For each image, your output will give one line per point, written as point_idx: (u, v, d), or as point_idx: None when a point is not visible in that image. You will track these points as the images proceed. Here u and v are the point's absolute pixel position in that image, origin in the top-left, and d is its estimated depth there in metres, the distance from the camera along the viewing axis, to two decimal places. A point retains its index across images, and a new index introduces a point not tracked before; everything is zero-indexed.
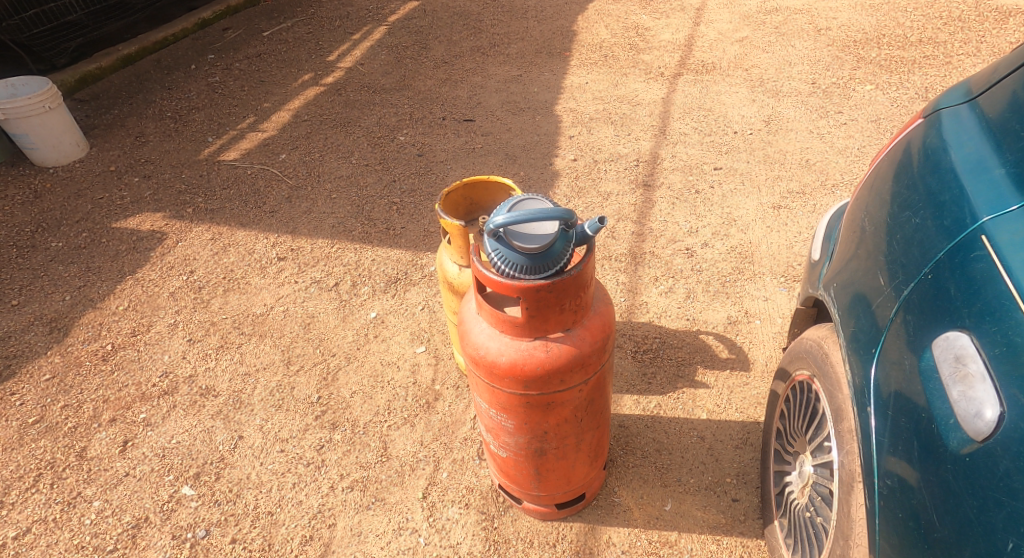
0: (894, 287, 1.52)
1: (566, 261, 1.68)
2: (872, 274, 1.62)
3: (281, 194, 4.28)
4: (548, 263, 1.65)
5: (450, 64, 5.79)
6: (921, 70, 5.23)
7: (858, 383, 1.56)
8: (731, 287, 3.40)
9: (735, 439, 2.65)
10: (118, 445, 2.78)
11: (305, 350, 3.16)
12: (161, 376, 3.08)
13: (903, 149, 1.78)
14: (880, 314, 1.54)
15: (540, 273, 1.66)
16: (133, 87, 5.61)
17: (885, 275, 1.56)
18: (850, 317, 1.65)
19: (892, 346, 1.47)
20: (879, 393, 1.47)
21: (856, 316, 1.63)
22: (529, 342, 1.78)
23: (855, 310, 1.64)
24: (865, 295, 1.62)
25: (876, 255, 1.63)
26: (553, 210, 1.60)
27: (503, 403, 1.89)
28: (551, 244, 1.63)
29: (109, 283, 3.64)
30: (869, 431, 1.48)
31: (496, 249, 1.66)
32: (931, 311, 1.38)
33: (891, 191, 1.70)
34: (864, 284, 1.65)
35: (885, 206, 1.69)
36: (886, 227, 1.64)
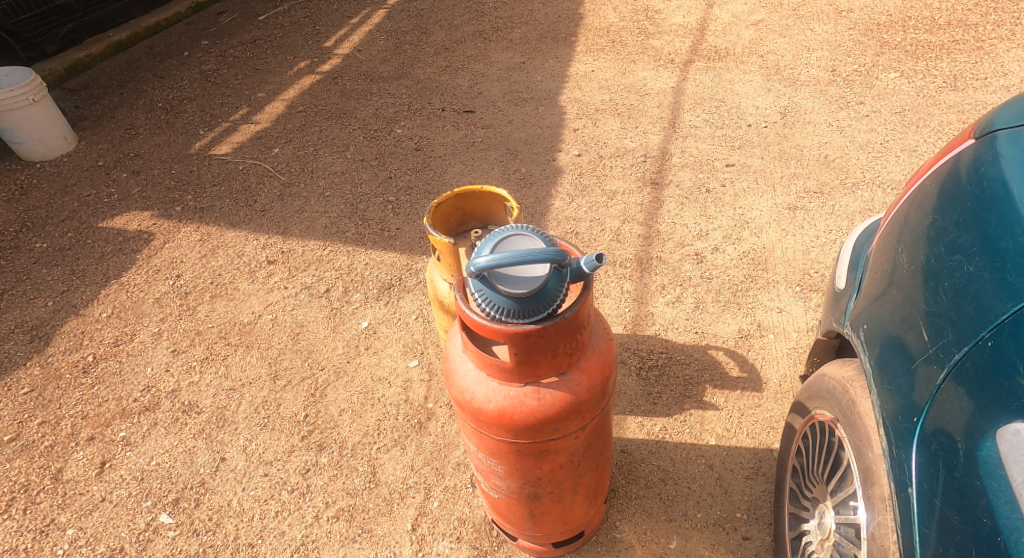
0: (941, 347, 1.33)
1: (560, 301, 1.48)
2: (911, 325, 1.42)
3: (273, 192, 4.09)
4: (539, 307, 1.45)
5: (451, 50, 5.55)
6: (950, 56, 4.94)
7: (895, 452, 1.38)
8: (743, 297, 3.21)
9: (746, 468, 2.48)
10: (95, 467, 2.63)
11: (293, 364, 3.00)
12: (143, 390, 2.92)
13: (947, 173, 1.56)
14: (923, 377, 1.35)
15: (529, 316, 1.46)
16: (125, 75, 5.42)
17: (929, 330, 1.37)
18: (882, 368, 1.47)
19: (942, 419, 1.29)
20: (922, 471, 1.31)
21: (889, 370, 1.44)
22: (519, 389, 1.58)
23: (890, 365, 1.45)
24: (901, 348, 1.43)
25: (915, 302, 1.44)
26: (547, 251, 1.38)
27: (493, 450, 1.70)
28: (542, 286, 1.42)
29: (94, 288, 3.48)
30: (911, 517, 1.32)
31: (480, 291, 1.45)
32: (993, 391, 1.22)
33: (934, 225, 1.49)
34: (899, 334, 1.45)
35: (927, 241, 1.48)
36: (927, 269, 1.44)
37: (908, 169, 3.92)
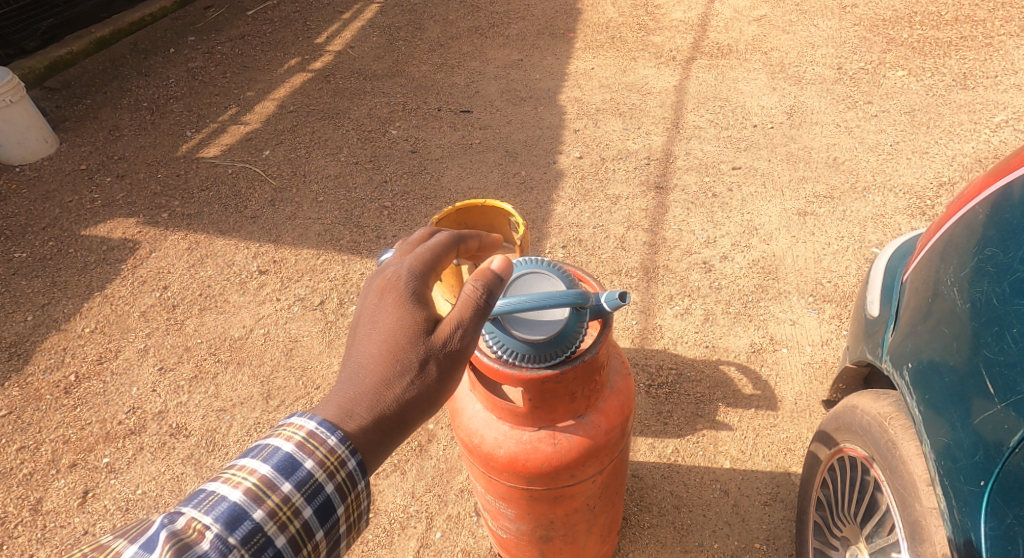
0: (1013, 407, 1.22)
1: (580, 341, 1.35)
2: (972, 374, 1.31)
3: (264, 197, 3.93)
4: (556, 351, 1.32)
5: (447, 47, 5.39)
6: (958, 54, 4.82)
7: (959, 518, 1.29)
8: (754, 308, 3.09)
9: (763, 494, 2.39)
10: (77, 496, 2.49)
11: (286, 383, 2.85)
12: (128, 412, 2.78)
13: (1002, 195, 1.43)
14: (990, 438, 1.25)
15: (545, 361, 1.33)
16: (108, 72, 5.23)
17: (996, 384, 1.26)
18: (937, 420, 1.36)
19: (1019, 488, 1.20)
20: (994, 546, 1.23)
21: (946, 422, 1.34)
22: (533, 433, 1.46)
23: (947, 416, 1.35)
24: (961, 398, 1.32)
25: (975, 348, 1.32)
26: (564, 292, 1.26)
27: (502, 494, 1.58)
28: (559, 327, 1.30)
29: (76, 301, 3.32)
30: None
31: (492, 333, 1.33)
32: None
33: (992, 258, 1.37)
34: (956, 381, 1.34)
35: (985, 277, 1.36)
36: (989, 311, 1.32)
37: (919, 172, 3.81)
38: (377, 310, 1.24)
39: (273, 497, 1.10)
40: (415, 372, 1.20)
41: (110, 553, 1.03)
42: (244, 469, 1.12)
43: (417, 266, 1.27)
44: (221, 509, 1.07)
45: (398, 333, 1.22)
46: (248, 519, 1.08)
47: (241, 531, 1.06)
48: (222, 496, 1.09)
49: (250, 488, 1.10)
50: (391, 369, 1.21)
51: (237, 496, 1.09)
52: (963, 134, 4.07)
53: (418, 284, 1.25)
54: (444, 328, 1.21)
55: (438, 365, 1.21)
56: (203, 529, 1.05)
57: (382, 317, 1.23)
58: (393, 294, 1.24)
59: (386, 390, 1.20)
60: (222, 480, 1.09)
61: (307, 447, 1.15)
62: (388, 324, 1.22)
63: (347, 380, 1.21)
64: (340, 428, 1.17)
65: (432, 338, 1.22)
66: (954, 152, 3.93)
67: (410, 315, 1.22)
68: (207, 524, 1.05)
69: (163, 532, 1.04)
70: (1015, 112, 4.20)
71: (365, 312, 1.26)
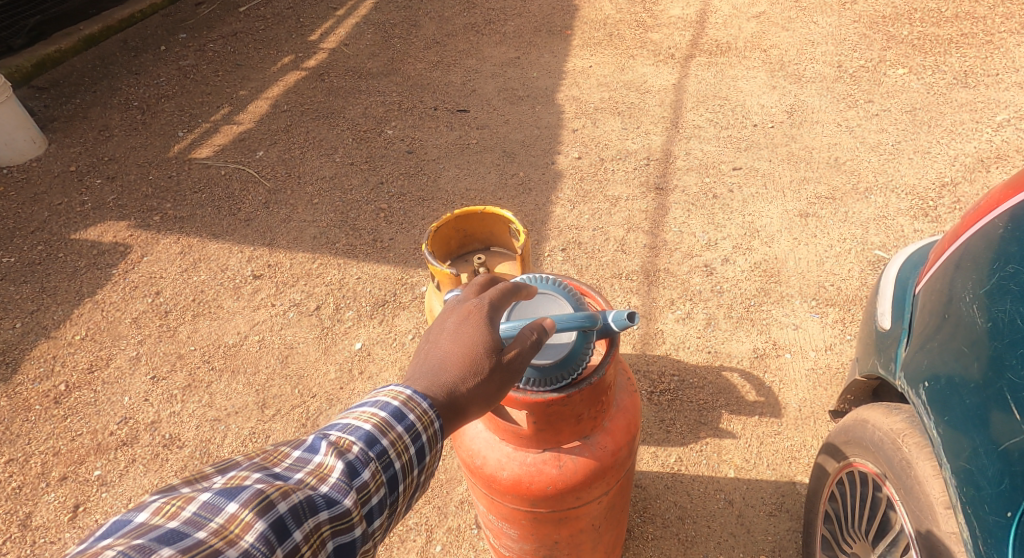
0: None
1: (586, 363, 1.35)
2: (995, 398, 1.27)
3: (258, 199, 3.86)
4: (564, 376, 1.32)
5: (442, 44, 5.32)
6: (958, 51, 4.78)
7: (983, 548, 1.25)
8: (757, 313, 3.04)
9: (768, 504, 2.36)
10: (68, 511, 2.44)
11: (282, 391, 2.80)
12: (120, 423, 2.73)
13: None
14: (1015, 466, 1.21)
15: (551, 384, 1.33)
16: (97, 71, 5.14)
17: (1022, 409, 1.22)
18: (957, 443, 1.32)
19: None
20: None
21: (969, 446, 1.30)
22: (537, 455, 1.44)
23: (967, 440, 1.31)
24: (983, 422, 1.28)
25: (999, 371, 1.28)
26: (571, 318, 1.29)
27: (506, 516, 1.55)
28: (565, 351, 1.31)
29: (66, 307, 3.26)
30: None
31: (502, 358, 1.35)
32: None
33: (1015, 277, 1.32)
34: (978, 405, 1.30)
35: (1010, 297, 1.31)
36: (1013, 333, 1.28)
37: (921, 172, 3.77)
38: (457, 326, 1.24)
39: (393, 433, 1.12)
40: (486, 379, 1.21)
41: (278, 454, 1.08)
42: (378, 400, 1.15)
43: (497, 299, 1.28)
44: (361, 432, 1.10)
45: (479, 345, 1.22)
46: (376, 445, 1.10)
47: (372, 455, 1.09)
48: (357, 423, 1.11)
49: (378, 421, 1.12)
50: (465, 371, 1.20)
51: (371, 424, 1.11)
52: (965, 133, 4.03)
53: (496, 315, 1.26)
54: (514, 350, 1.23)
55: (502, 382, 1.22)
56: (349, 445, 1.09)
57: (467, 327, 1.23)
58: (475, 317, 1.24)
59: (461, 384, 1.19)
60: (355, 413, 1.12)
61: (410, 403, 1.15)
62: (469, 334, 1.23)
63: (428, 362, 1.21)
64: (431, 394, 1.17)
65: (504, 357, 1.23)
66: (956, 152, 3.89)
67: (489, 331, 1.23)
68: (353, 442, 1.09)
69: (321, 442, 1.09)
70: (1017, 111, 4.16)
71: (442, 323, 1.26)
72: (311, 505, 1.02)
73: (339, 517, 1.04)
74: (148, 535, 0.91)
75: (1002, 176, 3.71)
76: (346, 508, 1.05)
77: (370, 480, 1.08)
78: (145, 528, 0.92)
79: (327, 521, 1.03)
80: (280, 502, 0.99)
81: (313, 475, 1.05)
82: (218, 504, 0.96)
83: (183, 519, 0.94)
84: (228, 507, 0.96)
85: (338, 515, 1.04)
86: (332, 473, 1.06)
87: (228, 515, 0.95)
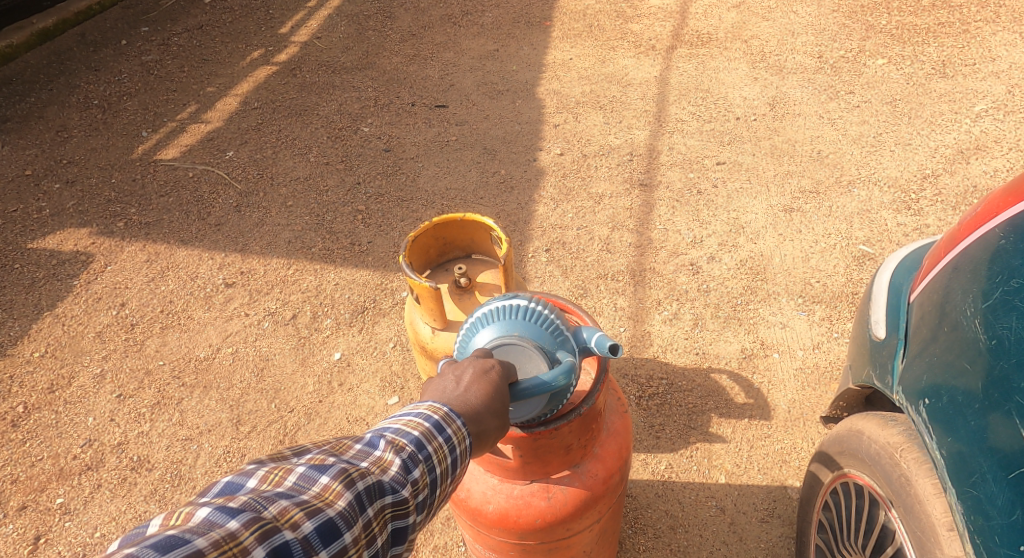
0: None
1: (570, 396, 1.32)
2: (1005, 422, 1.23)
3: (229, 202, 3.73)
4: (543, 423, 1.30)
5: (418, 37, 5.19)
6: (937, 40, 4.77)
7: None
8: (744, 312, 3.00)
9: (760, 511, 2.33)
10: (28, 543, 2.33)
11: (258, 406, 2.70)
12: (84, 445, 2.61)
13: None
14: None
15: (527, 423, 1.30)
16: (53, 68, 4.93)
17: None
18: (963, 464, 1.28)
19: None
20: None
21: (975, 470, 1.26)
22: (525, 487, 1.42)
23: (974, 464, 1.26)
24: (994, 446, 1.24)
25: (1010, 393, 1.23)
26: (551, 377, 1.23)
27: (494, 547, 1.52)
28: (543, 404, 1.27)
29: (24, 322, 3.12)
30: None
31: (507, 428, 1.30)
32: None
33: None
34: (987, 427, 1.26)
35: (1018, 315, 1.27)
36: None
37: (904, 164, 3.75)
38: (479, 372, 1.18)
39: (436, 441, 1.06)
40: (506, 426, 1.17)
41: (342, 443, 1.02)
42: (425, 407, 1.09)
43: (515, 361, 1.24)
44: (412, 436, 1.04)
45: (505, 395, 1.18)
46: (421, 451, 1.03)
47: (416, 461, 1.02)
48: (406, 428, 1.05)
49: (425, 429, 1.06)
50: (489, 408, 1.14)
51: (420, 428, 1.05)
52: (945, 125, 4.02)
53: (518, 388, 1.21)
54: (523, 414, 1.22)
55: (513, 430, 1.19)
56: (403, 445, 1.03)
57: (494, 376, 1.18)
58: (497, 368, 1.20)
59: (488, 419, 1.14)
60: (399, 421, 1.05)
61: (448, 419, 1.08)
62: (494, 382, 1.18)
63: (450, 391, 1.14)
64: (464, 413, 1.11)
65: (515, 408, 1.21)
66: (937, 143, 3.88)
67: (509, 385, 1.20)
68: (406, 443, 1.03)
69: (379, 440, 1.03)
70: (995, 101, 4.16)
71: (458, 367, 1.19)
72: (378, 490, 0.98)
73: (400, 504, 1.00)
74: (256, 496, 0.90)
75: (983, 167, 3.70)
76: (404, 499, 1.00)
77: (420, 479, 1.02)
78: (256, 492, 0.91)
79: (391, 505, 0.99)
80: (358, 482, 0.96)
81: (377, 464, 1.00)
82: (313, 475, 0.94)
83: (286, 486, 0.92)
84: (320, 479, 0.94)
85: (400, 502, 1.00)
86: (389, 468, 1.00)
87: (322, 485, 0.93)
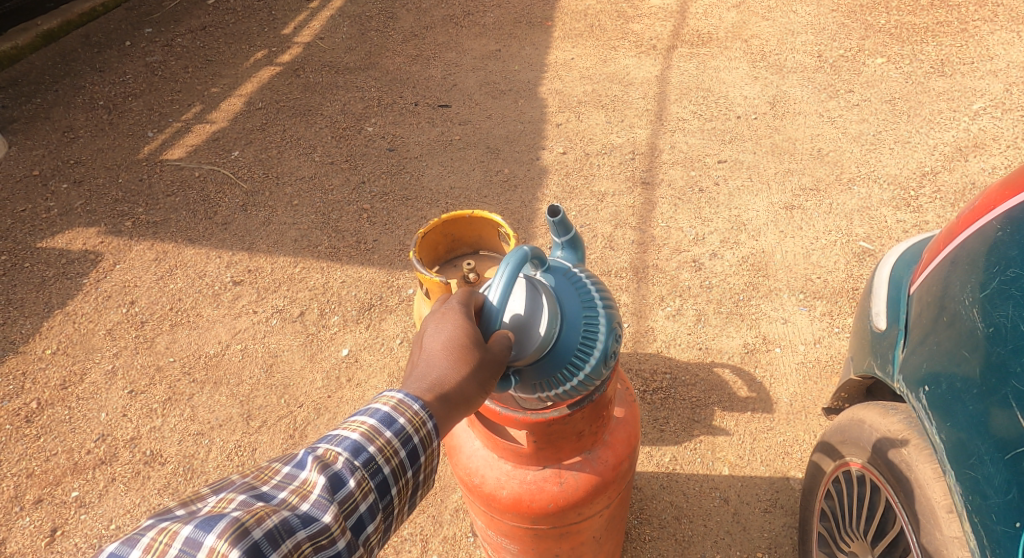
0: None
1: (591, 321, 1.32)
2: (1002, 406, 1.27)
3: (235, 201, 3.77)
4: (603, 334, 1.32)
5: (421, 37, 5.22)
6: (935, 40, 4.81)
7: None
8: (746, 308, 3.04)
9: (763, 501, 2.37)
10: (45, 535, 2.37)
11: (268, 401, 2.74)
12: (97, 440, 2.65)
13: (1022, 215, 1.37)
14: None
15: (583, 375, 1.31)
16: (58, 69, 4.96)
17: None
18: (962, 450, 1.32)
19: None
20: None
21: (973, 453, 1.30)
22: (538, 472, 1.46)
23: (972, 448, 1.30)
24: (991, 430, 1.28)
25: (1006, 378, 1.27)
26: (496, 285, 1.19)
27: (506, 532, 1.56)
28: (566, 322, 1.29)
29: (35, 320, 3.16)
30: None
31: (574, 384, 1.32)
32: None
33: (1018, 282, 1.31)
34: (985, 410, 1.29)
35: (1013, 304, 1.30)
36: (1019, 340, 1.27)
37: (903, 163, 3.79)
38: (436, 332, 1.19)
39: (381, 440, 1.09)
40: (479, 367, 1.16)
41: (267, 473, 1.05)
42: (368, 407, 1.12)
43: (473, 295, 1.24)
44: (347, 444, 1.07)
45: (463, 337, 1.17)
46: (359, 457, 1.07)
47: (355, 468, 1.06)
48: (343, 434, 1.08)
49: (366, 430, 1.09)
50: (454, 364, 1.16)
51: (359, 432, 1.09)
52: (944, 122, 4.07)
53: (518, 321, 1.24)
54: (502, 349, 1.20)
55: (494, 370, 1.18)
56: (336, 456, 1.06)
57: (447, 322, 1.19)
58: (452, 317, 1.20)
59: (454, 376, 1.15)
60: (342, 425, 1.10)
61: (399, 408, 1.11)
62: (453, 329, 1.19)
63: (418, 364, 1.18)
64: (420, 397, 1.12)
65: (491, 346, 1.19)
66: (935, 141, 3.93)
67: (471, 321, 1.20)
68: (338, 454, 1.06)
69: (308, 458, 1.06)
70: (993, 99, 4.21)
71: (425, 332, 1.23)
72: (286, 529, 0.97)
73: (318, 534, 0.99)
74: None
75: (981, 164, 3.74)
76: (325, 526, 1.00)
77: (358, 487, 1.06)
78: None
79: (307, 540, 0.98)
80: (253, 530, 0.93)
81: (296, 493, 1.02)
82: (199, 536, 0.91)
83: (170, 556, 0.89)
84: (207, 539, 0.91)
85: (318, 532, 0.99)
86: (314, 488, 1.02)
87: (207, 547, 0.90)
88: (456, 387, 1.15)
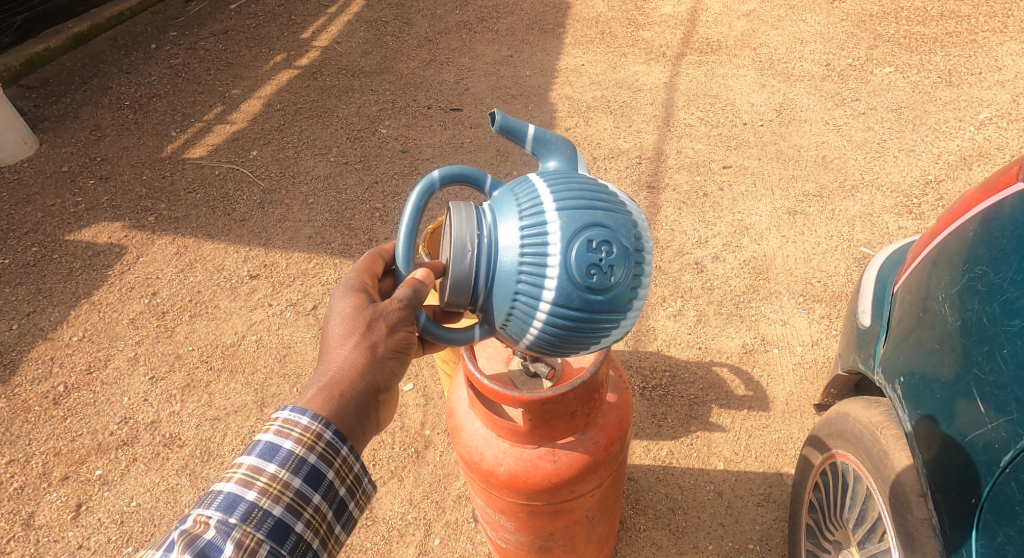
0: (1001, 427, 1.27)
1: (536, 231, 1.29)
2: (966, 394, 1.36)
3: (253, 198, 3.90)
4: (557, 247, 1.26)
5: (435, 42, 5.35)
6: (943, 50, 4.86)
7: (949, 532, 1.35)
8: (746, 309, 3.11)
9: (756, 495, 2.44)
10: (70, 510, 2.49)
11: (281, 390, 2.85)
12: (119, 423, 2.77)
13: (994, 217, 1.44)
14: (981, 457, 1.30)
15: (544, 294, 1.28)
16: (87, 69, 5.13)
17: (986, 404, 1.31)
18: (928, 434, 1.42)
19: (1010, 508, 1.24)
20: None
21: (937, 438, 1.40)
22: (534, 450, 1.55)
23: (937, 433, 1.40)
24: (954, 416, 1.37)
25: (970, 369, 1.36)
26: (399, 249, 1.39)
27: (503, 508, 1.66)
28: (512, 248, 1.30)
29: (62, 309, 3.30)
30: None
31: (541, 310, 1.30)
32: None
33: (986, 280, 1.38)
34: (951, 398, 1.39)
35: (980, 300, 1.38)
36: (983, 334, 1.35)
37: (906, 170, 3.85)
38: (331, 315, 1.41)
39: (264, 477, 1.21)
40: (368, 328, 1.36)
41: None
42: (239, 460, 1.23)
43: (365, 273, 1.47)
44: (219, 501, 1.17)
45: (348, 309, 1.39)
46: (240, 507, 1.17)
47: (238, 518, 1.16)
48: (214, 496, 1.18)
49: (244, 475, 1.21)
50: (347, 337, 1.36)
51: (230, 489, 1.19)
52: (949, 131, 4.12)
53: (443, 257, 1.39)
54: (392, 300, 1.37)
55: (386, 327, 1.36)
56: (206, 521, 1.15)
57: (340, 302, 1.41)
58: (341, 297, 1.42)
59: (350, 346, 1.35)
60: (218, 481, 1.20)
61: (282, 435, 1.25)
62: (344, 306, 1.40)
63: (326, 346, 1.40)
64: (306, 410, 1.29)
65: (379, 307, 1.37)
66: (940, 150, 3.98)
67: (357, 293, 1.41)
68: (210, 515, 1.15)
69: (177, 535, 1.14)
70: (999, 110, 4.25)
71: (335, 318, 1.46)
72: None
73: None
74: None
75: (984, 173, 3.79)
76: None
77: (243, 540, 1.14)
78: None
79: None
80: None
81: None
82: None
83: None
84: None
85: None
86: None
87: None
88: (345, 358, 1.34)
